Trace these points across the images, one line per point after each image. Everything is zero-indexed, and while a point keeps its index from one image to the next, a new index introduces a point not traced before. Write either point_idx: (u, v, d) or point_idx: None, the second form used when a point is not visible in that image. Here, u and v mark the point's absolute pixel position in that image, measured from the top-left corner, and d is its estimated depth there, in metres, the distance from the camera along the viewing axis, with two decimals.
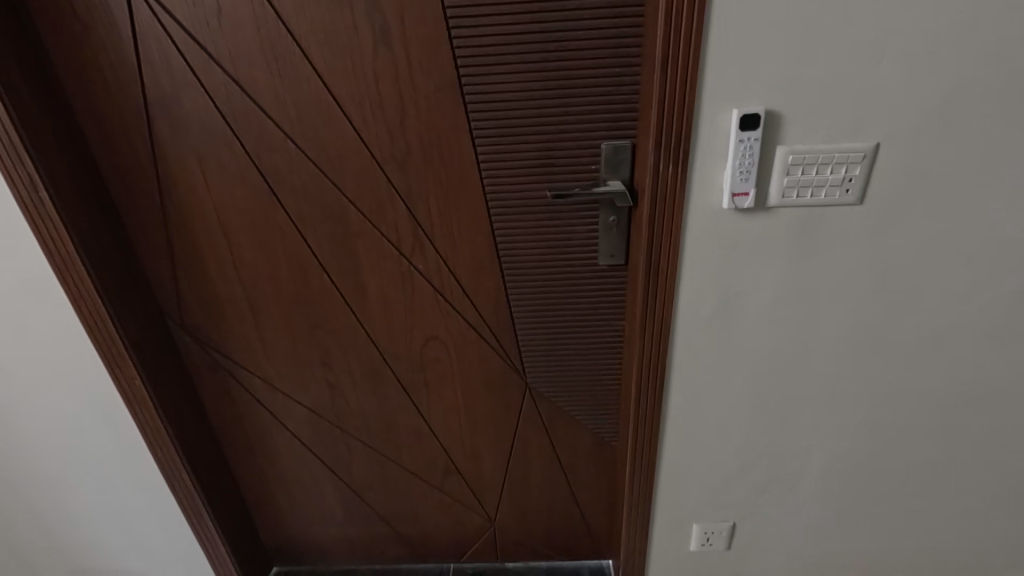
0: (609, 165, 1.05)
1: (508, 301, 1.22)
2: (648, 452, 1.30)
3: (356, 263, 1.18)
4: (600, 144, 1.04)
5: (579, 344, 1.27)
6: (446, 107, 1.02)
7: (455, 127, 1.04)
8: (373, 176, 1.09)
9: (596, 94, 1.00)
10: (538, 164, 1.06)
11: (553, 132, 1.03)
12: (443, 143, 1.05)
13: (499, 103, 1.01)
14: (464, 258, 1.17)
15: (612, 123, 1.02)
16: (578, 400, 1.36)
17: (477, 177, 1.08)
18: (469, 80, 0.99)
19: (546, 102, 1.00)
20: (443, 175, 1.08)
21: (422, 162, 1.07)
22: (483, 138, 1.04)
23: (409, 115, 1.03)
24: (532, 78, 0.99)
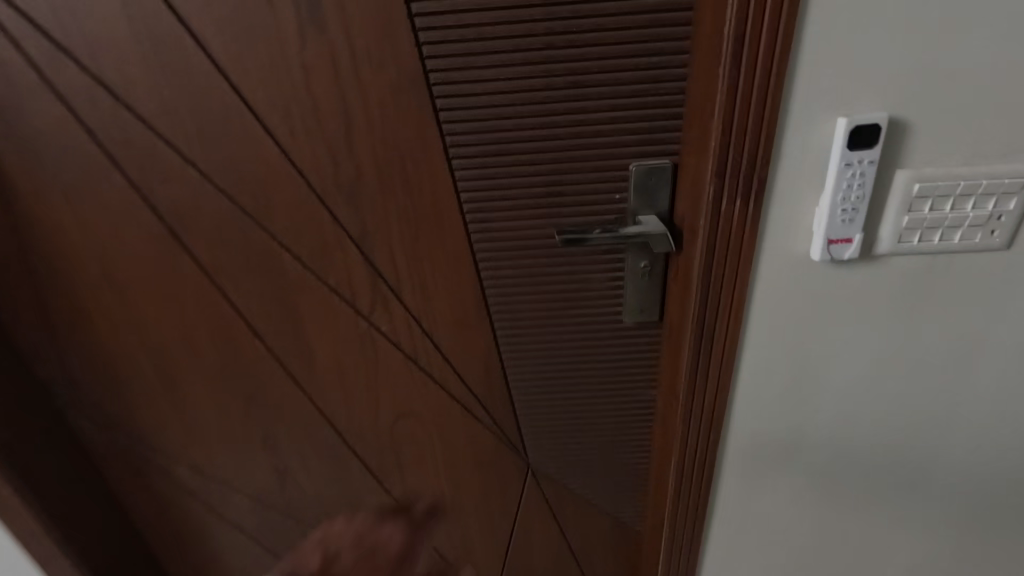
0: (643, 195, 0.75)
1: (505, 367, 0.93)
2: (686, 550, 1.01)
3: (298, 325, 0.88)
4: (628, 165, 0.74)
5: (597, 417, 0.98)
6: (410, 116, 0.71)
7: (424, 145, 0.73)
8: (314, 213, 0.78)
9: (623, 94, 0.69)
10: (541, 193, 0.76)
11: (562, 149, 0.73)
12: (409, 167, 0.75)
13: (485, 109, 0.70)
14: (444, 315, 0.88)
15: (646, 136, 0.72)
16: (596, 482, 1.07)
17: (458, 211, 0.78)
18: (441, 77, 0.69)
19: (553, 108, 0.70)
20: (410, 209, 0.78)
21: (381, 193, 0.77)
22: (465, 160, 0.74)
23: (357, 128, 0.72)
24: (531, 75, 0.68)
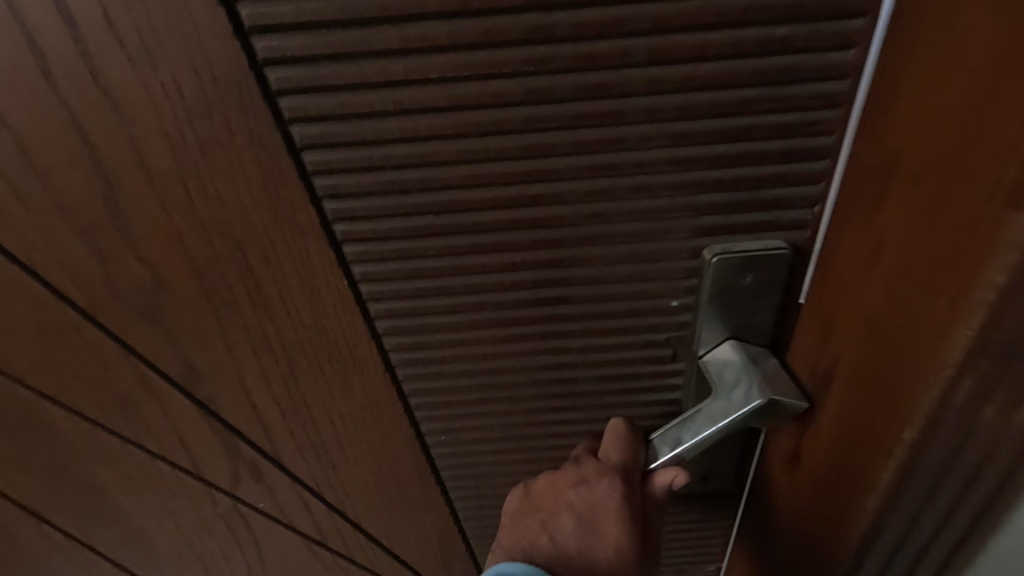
0: (731, 307, 0.38)
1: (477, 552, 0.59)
2: None
3: (112, 504, 0.51)
4: (698, 250, 0.37)
5: None
6: (240, 165, 0.33)
7: (284, 221, 0.35)
8: (89, 347, 0.40)
9: (700, 115, 0.32)
10: (528, 302, 0.39)
11: (569, 225, 0.36)
12: (259, 263, 0.37)
13: (401, 147, 0.33)
14: (367, 490, 0.52)
15: (743, 199, 0.34)
16: None
17: (371, 336, 0.41)
18: (293, 81, 0.30)
19: (552, 146, 0.33)
20: (276, 336, 0.40)
21: (211, 309, 0.39)
22: (372, 247, 0.36)
23: (130, 192, 0.34)
24: (501, 71, 0.30)
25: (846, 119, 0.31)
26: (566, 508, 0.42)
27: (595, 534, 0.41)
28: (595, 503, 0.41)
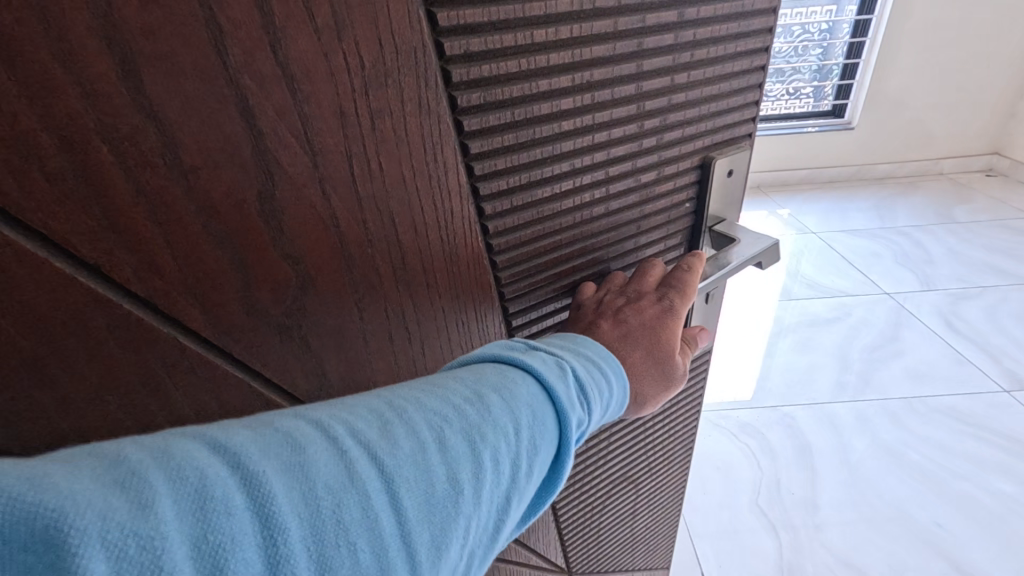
0: (724, 195, 0.53)
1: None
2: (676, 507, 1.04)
3: None
4: (708, 160, 0.49)
5: (625, 465, 0.80)
6: (407, 136, 0.34)
7: (440, 188, 0.37)
8: (219, 383, 0.36)
9: (715, 55, 0.43)
10: (602, 228, 0.47)
11: (638, 156, 0.44)
12: (408, 238, 0.38)
13: (536, 97, 0.36)
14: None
15: (727, 118, 0.48)
16: (613, 527, 0.90)
17: (494, 286, 0.45)
18: (465, 47, 0.33)
19: (631, 89, 0.40)
20: (411, 314, 0.41)
21: (355, 302, 0.38)
22: (506, 201, 0.40)
23: (291, 182, 0.32)
24: (604, 31, 0.36)
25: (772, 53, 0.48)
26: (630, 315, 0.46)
27: (629, 332, 0.45)
28: (640, 312, 0.46)
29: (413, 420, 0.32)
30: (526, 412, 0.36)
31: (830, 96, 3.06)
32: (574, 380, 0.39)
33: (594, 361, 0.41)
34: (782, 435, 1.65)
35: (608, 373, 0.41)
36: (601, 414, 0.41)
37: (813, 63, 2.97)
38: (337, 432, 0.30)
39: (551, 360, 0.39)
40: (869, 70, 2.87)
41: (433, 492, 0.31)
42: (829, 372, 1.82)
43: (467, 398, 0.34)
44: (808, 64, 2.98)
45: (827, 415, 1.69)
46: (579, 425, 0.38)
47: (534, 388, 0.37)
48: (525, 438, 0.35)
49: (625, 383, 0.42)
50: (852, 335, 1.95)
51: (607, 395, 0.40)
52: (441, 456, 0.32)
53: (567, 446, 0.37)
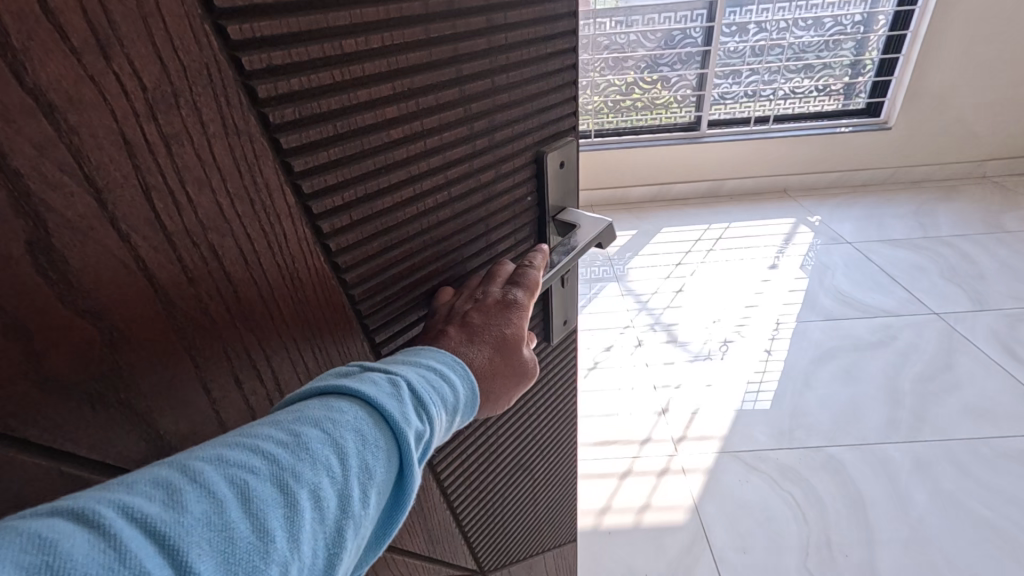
0: (555, 188, 0.61)
1: (436, 467, 0.69)
2: (570, 474, 1.11)
3: None
4: (533, 153, 0.56)
5: (511, 447, 0.83)
6: (215, 159, 0.32)
7: (266, 212, 0.36)
8: (20, 479, 0.31)
9: (523, 59, 0.50)
10: (452, 231, 0.51)
11: (472, 155, 0.49)
12: (237, 269, 0.36)
13: (361, 114, 0.38)
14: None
15: (546, 119, 0.56)
16: (513, 510, 0.93)
17: (347, 304, 0.45)
18: (262, 60, 0.32)
19: (455, 93, 0.44)
20: (254, 347, 0.40)
21: (185, 348, 0.35)
22: (344, 217, 0.41)
23: (74, 226, 0.28)
24: (419, 40, 0.40)
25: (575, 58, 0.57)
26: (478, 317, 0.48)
27: (475, 331, 0.47)
28: (484, 311, 0.49)
29: (205, 480, 0.28)
30: (350, 435, 0.34)
31: (864, 93, 2.97)
32: (408, 395, 0.38)
33: (430, 372, 0.41)
34: (830, 481, 1.42)
35: (448, 375, 0.41)
36: (443, 424, 0.40)
37: (847, 57, 2.85)
38: (99, 515, 0.25)
39: (383, 379, 0.37)
40: (909, 67, 2.78)
41: (235, 548, 0.27)
42: (879, 407, 1.62)
43: (277, 439, 0.31)
44: (844, 57, 2.85)
45: (881, 457, 1.48)
46: (420, 437, 0.37)
47: (360, 411, 0.35)
48: (352, 465, 0.33)
49: (472, 383, 0.44)
50: (898, 363, 1.78)
51: (446, 402, 0.40)
52: (244, 508, 0.28)
53: (407, 465, 0.36)
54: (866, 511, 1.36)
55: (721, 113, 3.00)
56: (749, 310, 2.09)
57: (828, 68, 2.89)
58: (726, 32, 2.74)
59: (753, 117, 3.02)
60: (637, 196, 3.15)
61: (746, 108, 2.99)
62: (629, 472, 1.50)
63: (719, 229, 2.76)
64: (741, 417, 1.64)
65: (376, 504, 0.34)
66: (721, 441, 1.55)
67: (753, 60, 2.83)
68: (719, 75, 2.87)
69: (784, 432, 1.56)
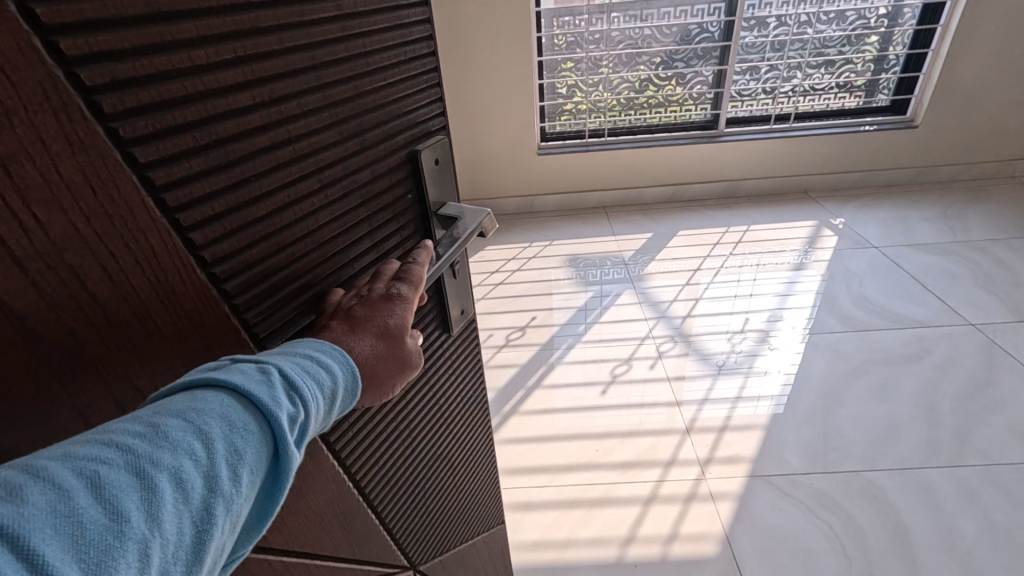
0: (434, 181, 0.62)
1: (358, 476, 0.66)
2: (487, 455, 1.10)
3: None
4: (412, 150, 0.57)
5: (421, 434, 0.80)
6: (62, 170, 0.30)
7: (130, 234, 0.34)
8: None
9: (388, 58, 0.51)
10: (336, 232, 0.50)
11: (352, 153, 0.49)
12: (104, 287, 0.33)
13: (222, 111, 0.36)
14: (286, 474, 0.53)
15: (415, 113, 0.57)
16: (436, 499, 0.90)
17: (231, 315, 0.42)
18: (90, 63, 0.29)
19: (316, 82, 0.43)
20: (135, 372, 0.37)
21: (53, 375, 0.33)
22: (216, 227, 0.38)
23: None
24: (269, 25, 0.39)
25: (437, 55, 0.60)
26: (361, 313, 0.47)
27: (357, 326, 0.46)
28: (366, 305, 0.48)
29: (50, 471, 0.26)
30: (218, 417, 0.32)
31: (889, 90, 2.84)
32: (283, 379, 0.36)
33: (310, 356, 0.39)
34: (868, 509, 1.35)
35: (329, 359, 0.40)
36: (326, 408, 0.38)
37: (871, 52, 2.73)
38: None
39: (252, 365, 0.36)
40: (939, 62, 2.65)
41: (85, 532, 0.25)
42: (917, 428, 1.54)
43: (131, 427, 0.30)
44: (869, 52, 2.74)
45: (922, 484, 1.40)
46: (296, 420, 0.36)
47: (226, 397, 0.33)
48: (219, 449, 0.31)
49: (351, 364, 0.42)
50: (935, 380, 1.68)
51: (327, 385, 0.39)
52: (99, 493, 0.26)
53: (281, 446, 0.34)
54: (908, 543, 1.27)
55: (739, 110, 2.88)
56: (773, 325, 2.01)
57: (850, 63, 2.77)
58: (745, 26, 2.62)
59: (774, 115, 2.90)
60: (650, 197, 3.04)
61: (766, 105, 2.87)
62: (655, 497, 1.42)
63: (738, 232, 2.66)
64: (771, 441, 1.55)
65: (251, 488, 0.33)
66: (750, 464, 1.49)
67: (772, 55, 2.72)
68: (737, 72, 2.75)
69: (817, 455, 1.49)
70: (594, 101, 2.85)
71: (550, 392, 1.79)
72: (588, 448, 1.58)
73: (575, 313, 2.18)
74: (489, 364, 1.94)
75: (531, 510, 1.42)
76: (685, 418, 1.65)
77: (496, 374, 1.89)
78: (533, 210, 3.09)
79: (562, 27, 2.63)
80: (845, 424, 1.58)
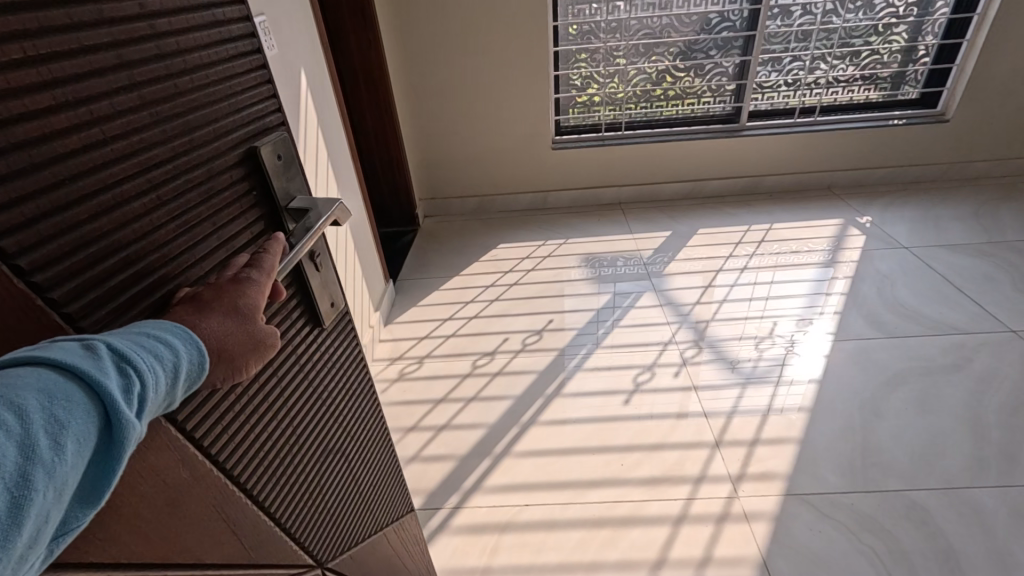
0: (280, 174, 0.62)
1: (243, 480, 0.57)
2: (389, 456, 1.03)
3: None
4: (252, 144, 0.57)
5: (314, 432, 0.72)
6: None
7: None
8: None
9: (207, 59, 0.52)
10: (175, 232, 0.48)
11: (180, 151, 0.48)
12: None
13: (22, 115, 0.34)
14: (158, 500, 0.44)
15: (247, 111, 0.57)
16: (346, 501, 0.82)
17: (64, 325, 0.38)
18: None
19: (128, 82, 0.43)
20: None
21: None
22: (31, 233, 0.35)
23: None
24: (65, 24, 0.38)
25: (263, 58, 0.61)
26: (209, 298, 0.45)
27: (205, 308, 0.44)
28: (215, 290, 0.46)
29: None
30: (34, 389, 0.30)
31: (919, 82, 2.72)
32: (113, 354, 0.34)
33: (150, 334, 0.37)
34: (915, 533, 1.27)
35: (169, 336, 0.38)
36: (168, 384, 0.36)
37: (899, 42, 2.60)
38: None
39: (75, 344, 0.33)
40: (974, 52, 2.52)
41: None
42: (962, 445, 1.45)
43: None
44: (897, 42, 2.61)
45: (971, 504, 1.32)
46: (132, 391, 0.34)
47: (44, 373, 0.31)
48: (36, 419, 0.29)
49: (196, 341, 0.40)
50: (980, 393, 1.59)
51: (169, 360, 0.37)
52: None
53: (115, 413, 0.32)
54: (957, 572, 1.19)
55: (760, 103, 2.77)
56: (799, 330, 1.92)
57: (877, 54, 2.64)
58: (770, 14, 2.50)
59: (798, 109, 2.78)
60: (667, 193, 2.94)
61: (788, 97, 2.75)
62: (685, 517, 1.35)
63: (761, 231, 2.57)
64: (810, 452, 1.48)
65: (80, 458, 0.31)
66: (785, 482, 1.41)
67: (797, 45, 2.60)
68: (760, 63, 2.63)
69: (856, 472, 1.41)
70: (608, 93, 2.74)
71: (570, 401, 1.71)
72: (612, 462, 1.50)
73: (592, 317, 2.09)
74: (505, 370, 1.86)
75: (554, 529, 1.34)
76: (714, 430, 1.56)
77: (512, 381, 1.81)
78: (546, 206, 2.99)
79: (577, 16, 2.52)
80: (889, 440, 1.49)
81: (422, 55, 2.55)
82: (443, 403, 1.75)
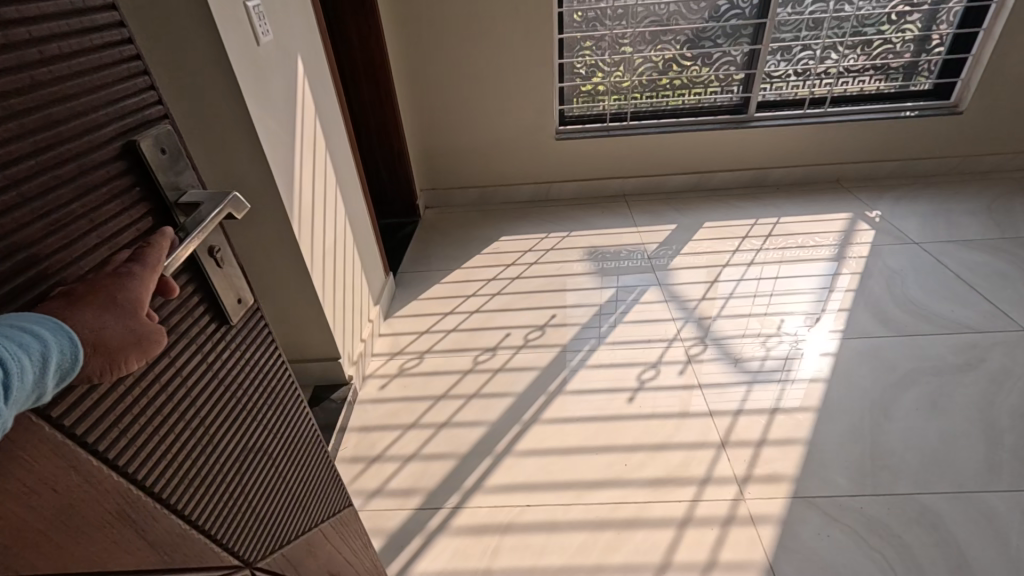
0: (164, 166, 0.54)
1: (149, 482, 0.51)
2: (329, 464, 0.98)
3: None
4: (127, 139, 0.49)
5: (241, 436, 0.68)
6: None
7: None
8: None
9: (68, 43, 0.43)
10: (43, 234, 0.40)
11: (44, 147, 0.40)
12: None
13: None
14: (38, 502, 0.40)
15: (121, 102, 0.49)
16: (281, 508, 0.77)
17: None
18: None
19: None
20: None
21: None
22: None
23: None
24: None
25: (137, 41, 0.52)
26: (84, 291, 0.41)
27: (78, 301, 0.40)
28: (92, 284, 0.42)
29: None
30: None
31: (931, 73, 2.66)
32: None
33: (11, 324, 0.34)
34: (925, 537, 1.24)
35: (35, 325, 0.35)
36: (37, 374, 0.34)
37: (912, 31, 2.53)
38: None
39: None
40: (990, 42, 2.45)
41: None
42: (973, 447, 1.42)
43: None
44: (910, 31, 2.54)
45: (981, 508, 1.29)
46: None
47: None
48: None
49: (69, 332, 0.37)
50: (992, 393, 1.56)
51: (37, 350, 0.34)
52: None
53: None
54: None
55: (769, 93, 2.71)
56: (805, 327, 1.88)
57: (889, 44, 2.57)
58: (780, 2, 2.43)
59: (808, 100, 2.72)
60: (672, 185, 2.89)
61: (797, 87, 2.69)
62: (690, 519, 1.32)
63: (768, 224, 2.52)
64: (817, 453, 1.45)
65: None
66: (793, 484, 1.38)
67: (807, 34, 2.53)
68: (769, 52, 2.56)
69: (867, 475, 1.38)
70: (613, 83, 2.68)
71: (572, 399, 1.67)
72: (616, 462, 1.47)
73: (596, 313, 2.05)
74: (506, 366, 1.82)
75: (556, 530, 1.32)
76: (720, 430, 1.53)
77: (513, 378, 1.77)
78: (548, 198, 2.94)
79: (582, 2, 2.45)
80: (900, 443, 1.45)
81: (422, 42, 2.48)
82: (443, 400, 1.71)
